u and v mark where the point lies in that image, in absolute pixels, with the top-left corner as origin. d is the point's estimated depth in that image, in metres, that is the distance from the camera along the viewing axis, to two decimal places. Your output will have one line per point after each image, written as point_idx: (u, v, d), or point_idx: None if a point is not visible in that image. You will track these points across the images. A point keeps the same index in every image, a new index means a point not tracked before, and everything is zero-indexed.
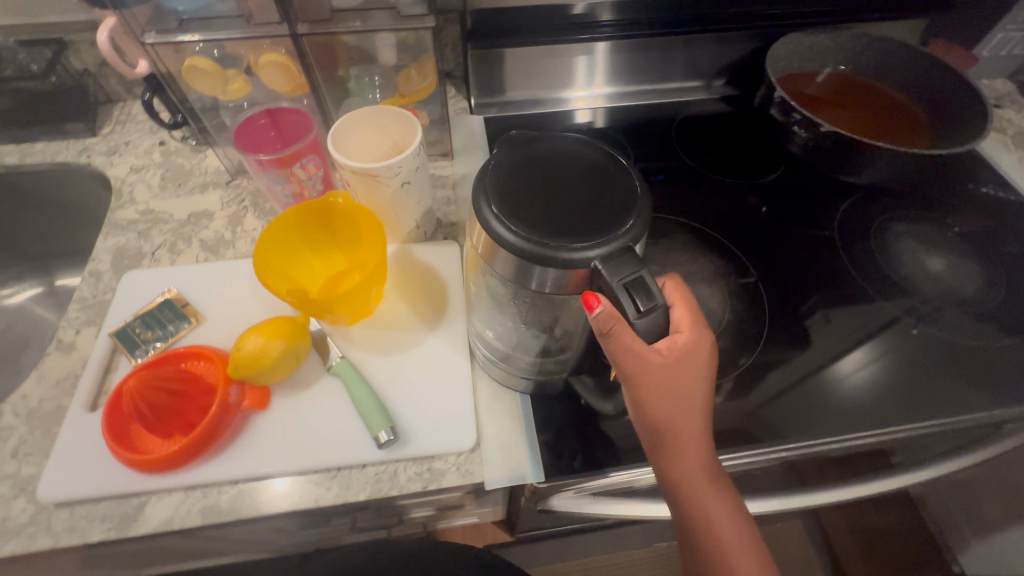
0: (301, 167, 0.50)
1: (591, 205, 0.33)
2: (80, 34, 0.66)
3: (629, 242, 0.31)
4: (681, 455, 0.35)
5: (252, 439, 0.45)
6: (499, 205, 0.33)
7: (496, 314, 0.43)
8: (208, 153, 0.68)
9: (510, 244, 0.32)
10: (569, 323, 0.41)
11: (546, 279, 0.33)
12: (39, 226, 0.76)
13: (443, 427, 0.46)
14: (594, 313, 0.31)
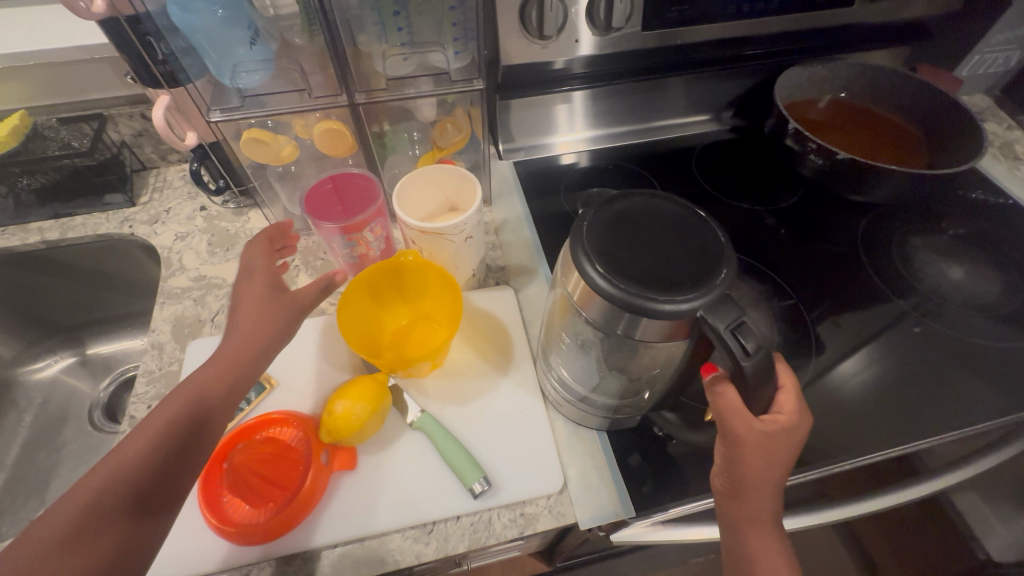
0: (368, 231, 0.53)
1: (682, 259, 0.36)
2: (120, 109, 0.68)
3: (726, 290, 0.34)
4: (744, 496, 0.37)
5: (347, 500, 0.46)
6: (599, 265, 0.35)
7: (580, 360, 0.46)
8: (250, 215, 0.69)
9: (616, 298, 0.34)
10: (650, 369, 0.42)
11: (646, 329, 0.35)
12: (74, 298, 0.76)
13: (530, 471, 0.47)
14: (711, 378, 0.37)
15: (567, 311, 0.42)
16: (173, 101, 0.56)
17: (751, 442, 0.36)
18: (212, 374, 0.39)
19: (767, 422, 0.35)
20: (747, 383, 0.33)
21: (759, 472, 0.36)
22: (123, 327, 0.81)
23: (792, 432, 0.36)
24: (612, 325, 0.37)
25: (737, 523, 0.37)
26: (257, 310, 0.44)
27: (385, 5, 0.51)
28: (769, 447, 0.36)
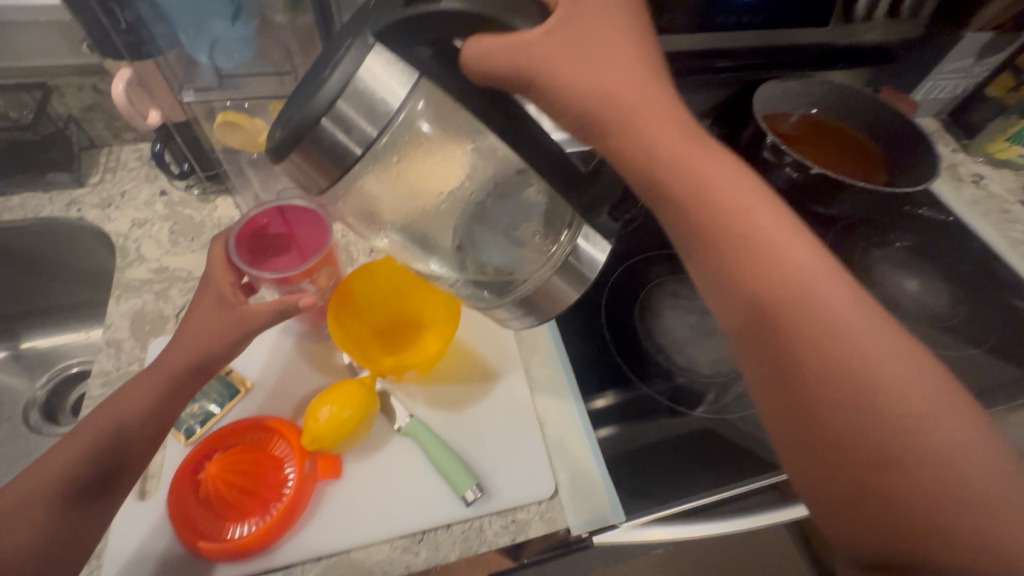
0: (309, 282, 0.48)
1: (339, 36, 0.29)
2: (68, 78, 0.60)
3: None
4: (696, 228, 0.31)
5: (331, 510, 0.44)
6: (282, 129, 0.28)
7: (455, 253, 0.37)
8: (219, 202, 0.64)
9: (310, 109, 0.27)
10: (515, 200, 0.35)
11: (373, 73, 0.27)
12: (7, 285, 0.68)
13: (522, 478, 0.47)
14: (480, 57, 0.28)
15: (358, 203, 0.34)
16: (135, 75, 0.51)
17: (577, 83, 0.29)
18: (131, 400, 0.39)
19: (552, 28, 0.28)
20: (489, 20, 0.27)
21: (765, 254, 0.30)
22: (63, 319, 0.73)
23: (643, 77, 0.30)
24: (372, 121, 0.28)
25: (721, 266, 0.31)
26: (205, 319, 0.43)
27: None
28: (668, 155, 0.31)
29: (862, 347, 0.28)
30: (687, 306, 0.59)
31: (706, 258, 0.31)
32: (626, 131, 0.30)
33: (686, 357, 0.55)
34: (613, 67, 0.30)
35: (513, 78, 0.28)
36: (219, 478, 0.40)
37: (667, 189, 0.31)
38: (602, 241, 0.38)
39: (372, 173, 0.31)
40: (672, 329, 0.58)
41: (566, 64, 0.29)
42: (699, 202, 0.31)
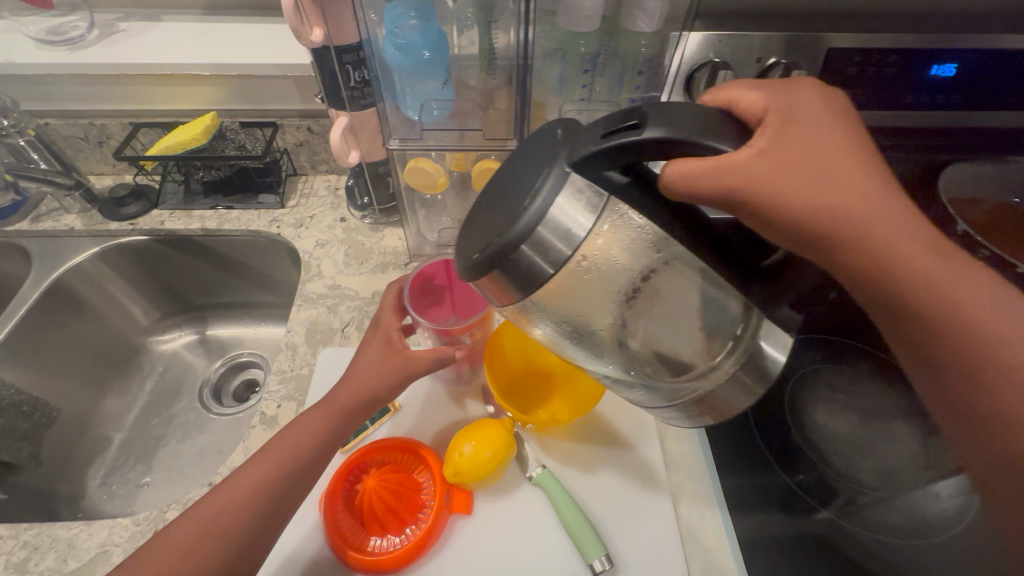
0: (467, 335, 0.50)
1: (526, 166, 0.32)
2: (292, 120, 0.74)
3: (603, 128, 0.29)
4: (931, 339, 0.31)
5: (459, 547, 0.45)
6: (478, 252, 0.32)
7: (623, 354, 0.36)
8: (386, 233, 0.72)
9: (511, 237, 0.30)
10: (684, 302, 0.34)
11: (562, 203, 0.30)
12: (209, 281, 0.82)
13: (651, 558, 0.44)
14: (688, 176, 0.28)
15: (530, 310, 0.35)
16: (349, 122, 0.60)
17: (797, 209, 0.29)
18: (292, 440, 0.42)
19: (761, 148, 0.28)
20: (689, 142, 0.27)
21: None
22: (242, 315, 0.85)
23: (885, 202, 0.30)
24: (568, 242, 0.30)
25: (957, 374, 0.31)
26: (372, 364, 0.46)
27: (574, 58, 0.52)
28: (920, 280, 0.30)
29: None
30: (848, 403, 0.53)
31: (940, 364, 0.32)
32: (871, 261, 0.30)
33: (848, 461, 0.49)
34: (855, 192, 0.29)
35: (725, 206, 0.28)
36: (374, 495, 0.43)
37: (917, 319, 0.31)
38: (784, 342, 0.33)
39: (551, 287, 0.32)
40: (830, 426, 0.51)
41: (796, 192, 0.29)
42: (958, 330, 0.31)
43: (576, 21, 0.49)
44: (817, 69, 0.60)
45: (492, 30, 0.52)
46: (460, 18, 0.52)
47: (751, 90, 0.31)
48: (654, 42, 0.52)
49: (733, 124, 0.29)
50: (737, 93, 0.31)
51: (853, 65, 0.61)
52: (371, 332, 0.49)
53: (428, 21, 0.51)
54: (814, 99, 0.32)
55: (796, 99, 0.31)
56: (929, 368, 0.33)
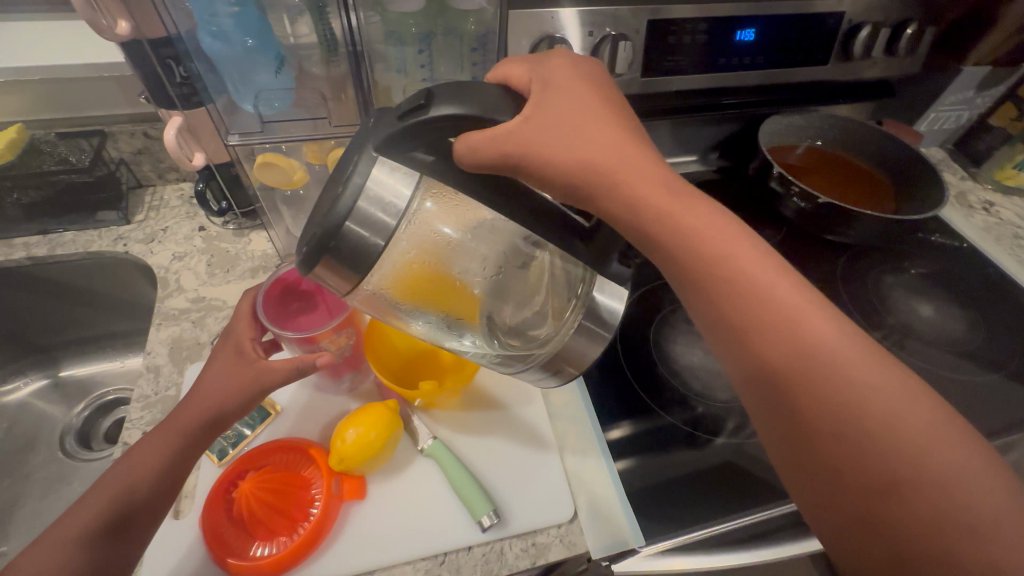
0: (329, 342, 0.50)
1: (342, 156, 0.34)
2: (122, 126, 0.67)
3: (400, 110, 0.31)
4: (690, 273, 0.35)
5: (355, 531, 0.45)
6: (306, 246, 0.33)
7: (484, 325, 0.41)
8: (252, 237, 0.69)
9: (331, 220, 0.31)
10: (523, 272, 0.40)
11: (380, 178, 0.32)
12: (54, 316, 0.73)
13: (541, 500, 0.48)
14: (482, 144, 0.31)
15: (384, 298, 0.38)
16: (185, 122, 0.56)
17: (566, 163, 0.34)
18: (148, 454, 0.40)
19: (526, 115, 0.32)
20: (480, 111, 0.30)
21: (758, 291, 0.33)
22: (101, 349, 0.77)
23: (627, 147, 0.35)
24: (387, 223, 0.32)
25: (714, 308, 0.34)
26: (228, 369, 0.44)
27: (410, 39, 0.53)
28: (655, 210, 0.34)
29: (843, 364, 0.31)
30: (701, 332, 0.60)
31: (700, 300, 0.35)
32: (613, 197, 0.34)
33: (701, 382, 0.56)
34: (597, 145, 0.34)
35: (506, 168, 0.32)
36: (253, 497, 0.42)
37: (676, 257, 0.35)
38: (612, 288, 0.40)
39: (397, 269, 0.36)
40: (687, 354, 0.58)
41: (557, 147, 0.33)
42: (692, 250, 0.34)
43: (407, 2, 0.50)
44: (642, 40, 0.66)
45: (324, 16, 0.51)
46: (287, 5, 0.50)
47: (516, 68, 0.37)
48: (481, 20, 0.54)
49: (506, 99, 0.33)
50: (509, 71, 0.37)
51: (672, 34, 0.68)
52: (224, 340, 0.48)
53: (246, 6, 0.49)
54: (568, 66, 0.38)
55: (552, 70, 0.37)
56: (695, 308, 0.35)
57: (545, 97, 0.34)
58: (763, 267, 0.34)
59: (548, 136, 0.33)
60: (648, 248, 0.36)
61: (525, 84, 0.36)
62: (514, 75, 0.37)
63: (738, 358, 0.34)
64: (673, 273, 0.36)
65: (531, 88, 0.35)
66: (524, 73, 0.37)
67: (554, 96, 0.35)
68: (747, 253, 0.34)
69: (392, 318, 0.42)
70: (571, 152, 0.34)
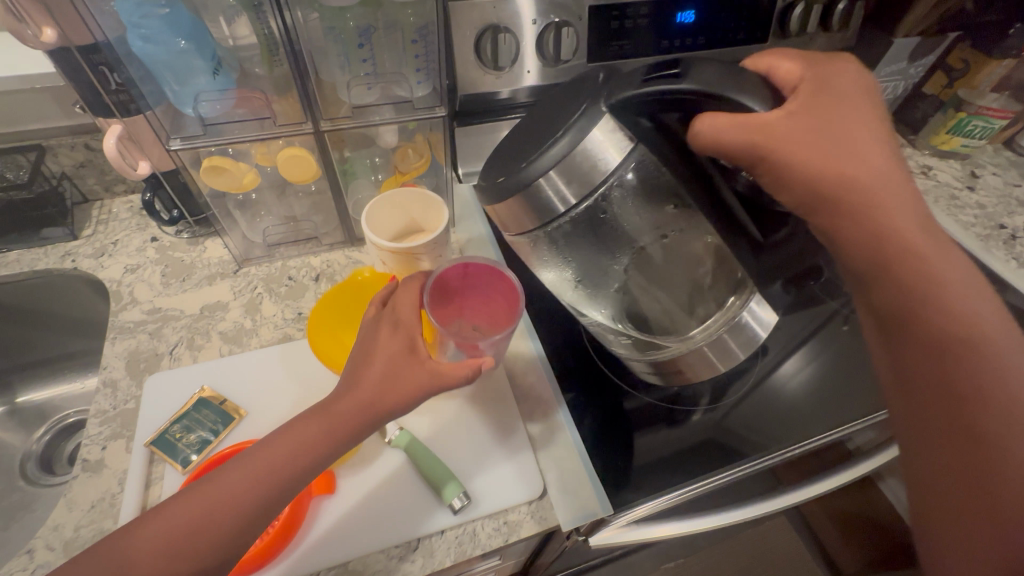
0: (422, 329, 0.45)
1: (565, 101, 0.35)
2: (62, 140, 0.65)
3: (654, 77, 0.33)
4: (894, 278, 0.36)
5: (326, 523, 0.45)
6: (504, 177, 0.35)
7: (622, 298, 0.43)
8: (208, 244, 0.68)
9: (528, 174, 0.34)
10: (686, 266, 0.42)
11: (599, 138, 0.33)
12: (7, 341, 0.70)
13: (509, 478, 0.49)
14: (711, 127, 0.33)
15: (545, 251, 0.41)
16: (125, 130, 0.56)
17: (824, 169, 0.34)
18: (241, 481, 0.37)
19: (789, 112, 0.33)
20: (735, 93, 0.32)
21: (995, 361, 0.36)
22: (60, 370, 0.75)
23: (897, 180, 0.35)
24: (527, 193, 0.34)
25: (903, 307, 0.37)
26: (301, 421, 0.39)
27: (347, 34, 0.53)
28: (890, 224, 0.35)
29: (1012, 376, 0.36)
30: None
31: (885, 296, 0.37)
32: (865, 223, 0.35)
33: None
34: (862, 155, 0.34)
35: (742, 155, 0.33)
36: None
37: (889, 266, 0.36)
38: (766, 304, 0.42)
39: (568, 235, 0.38)
40: None
41: (812, 153, 0.34)
42: (923, 289, 0.36)
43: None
44: (585, 26, 0.65)
45: (260, 15, 0.50)
46: (223, 7, 0.49)
47: (787, 60, 0.37)
48: (420, 11, 0.54)
49: (770, 91, 0.34)
50: (777, 62, 0.37)
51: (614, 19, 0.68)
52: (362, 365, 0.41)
53: (177, 7, 0.48)
54: (851, 72, 0.37)
55: (830, 70, 0.36)
56: (877, 301, 0.38)
57: (818, 96, 0.35)
58: (962, 287, 0.37)
59: (798, 130, 0.33)
60: (850, 248, 0.37)
61: (794, 76, 0.36)
62: (779, 65, 0.37)
63: (918, 347, 0.37)
64: (859, 271, 0.37)
65: (804, 82, 0.36)
66: (795, 65, 0.37)
67: (831, 100, 0.35)
68: (953, 269, 0.36)
69: (533, 266, 0.44)
70: (820, 154, 0.34)
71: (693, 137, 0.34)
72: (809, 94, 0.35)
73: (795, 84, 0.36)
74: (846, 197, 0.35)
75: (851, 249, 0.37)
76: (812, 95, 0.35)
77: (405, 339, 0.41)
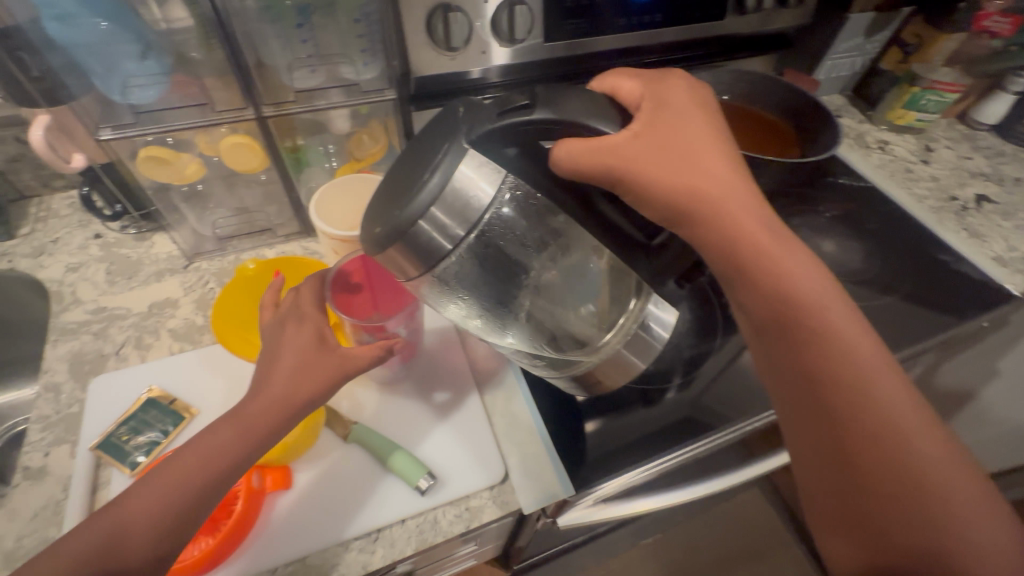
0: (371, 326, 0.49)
1: (431, 139, 0.34)
2: None
3: (503, 110, 0.33)
4: (753, 281, 0.35)
5: (281, 519, 0.44)
6: (380, 226, 0.33)
7: (531, 325, 0.41)
8: (155, 239, 0.65)
9: (405, 216, 0.32)
10: (583, 285, 0.40)
11: (467, 174, 0.32)
12: None
13: (470, 463, 0.49)
14: (570, 155, 0.33)
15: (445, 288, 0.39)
16: (53, 121, 0.52)
17: (672, 180, 0.34)
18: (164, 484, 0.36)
19: (635, 132, 0.34)
20: (579, 117, 0.33)
21: (856, 359, 0.34)
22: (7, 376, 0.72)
23: (735, 184, 0.35)
24: (406, 230, 0.33)
25: (766, 312, 0.35)
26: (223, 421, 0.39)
27: (286, 14, 0.51)
28: (736, 228, 0.34)
29: (880, 377, 0.34)
30: None
31: (749, 300, 0.35)
32: (712, 230, 0.34)
33: None
34: (698, 165, 0.34)
35: (600, 177, 0.33)
36: None
37: (745, 272, 0.35)
38: (665, 303, 0.41)
39: (467, 265, 0.36)
40: None
41: (655, 167, 0.34)
42: (779, 289, 0.34)
43: None
44: (539, 4, 0.64)
45: None
46: None
47: (627, 80, 0.38)
48: None
49: (615, 114, 0.35)
50: (619, 82, 0.38)
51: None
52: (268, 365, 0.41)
53: None
54: (683, 87, 0.38)
55: (665, 85, 0.37)
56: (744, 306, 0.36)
57: (653, 111, 0.35)
58: (819, 284, 0.35)
59: (636, 142, 0.33)
60: (711, 256, 0.36)
61: (634, 91, 0.37)
62: (621, 83, 0.38)
63: (785, 353, 0.35)
64: (726, 277, 0.36)
65: (645, 96, 0.36)
66: (635, 82, 0.38)
67: (666, 111, 0.35)
68: (804, 267, 0.35)
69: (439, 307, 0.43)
70: (656, 164, 0.34)
71: (557, 164, 0.34)
72: (648, 109, 0.36)
73: (637, 101, 0.37)
74: (691, 204, 0.34)
75: (712, 257, 0.36)
76: (651, 109, 0.36)
77: (313, 331, 0.42)
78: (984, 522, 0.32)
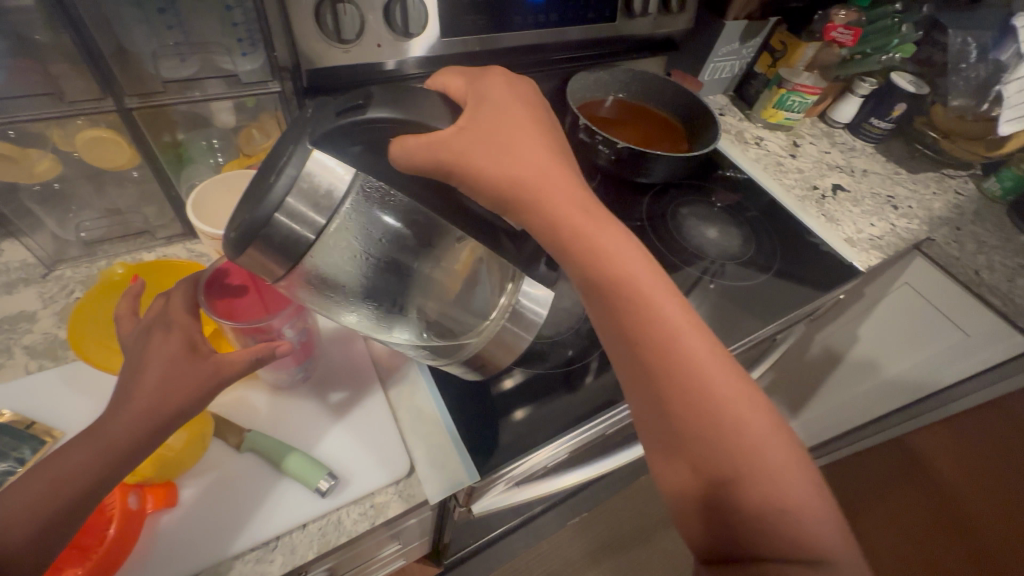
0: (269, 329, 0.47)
1: (277, 150, 0.35)
2: None
3: (342, 110, 0.35)
4: (573, 251, 0.37)
5: (166, 540, 0.42)
6: (235, 230, 0.34)
7: (415, 316, 0.43)
8: (6, 246, 0.58)
9: (260, 212, 0.32)
10: (453, 271, 0.42)
11: (320, 168, 0.33)
12: None
13: (374, 460, 0.48)
14: (410, 150, 0.35)
15: (322, 284, 0.39)
16: None
17: (501, 168, 0.37)
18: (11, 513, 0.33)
19: (461, 126, 0.36)
20: (414, 116, 0.35)
21: (666, 317, 0.36)
22: None
23: (554, 170, 0.38)
24: (264, 226, 0.33)
25: (589, 280, 0.37)
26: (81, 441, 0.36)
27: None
28: (557, 206, 0.37)
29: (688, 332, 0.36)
30: None
31: (575, 269, 0.38)
32: (538, 210, 0.37)
33: None
34: (520, 154, 0.38)
35: (435, 170, 0.36)
36: None
37: (567, 242, 0.37)
38: (537, 281, 0.43)
39: (337, 258, 0.38)
40: None
41: (481, 158, 0.36)
42: (596, 256, 0.37)
43: None
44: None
45: None
46: None
47: (453, 84, 0.41)
48: None
49: (447, 109, 0.38)
50: (446, 84, 0.41)
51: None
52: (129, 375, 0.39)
53: None
54: (502, 85, 0.42)
55: (487, 87, 0.41)
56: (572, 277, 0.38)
57: (477, 109, 0.39)
58: (632, 252, 0.38)
59: (461, 135, 0.36)
60: (541, 233, 0.38)
61: (462, 94, 0.40)
62: (450, 88, 0.41)
63: (608, 318, 0.37)
64: (556, 252, 0.38)
65: (473, 98, 0.40)
66: (462, 85, 0.41)
67: (489, 109, 0.39)
68: (619, 238, 0.38)
69: (329, 312, 0.43)
70: (480, 153, 0.36)
71: (394, 159, 0.36)
72: (473, 107, 0.39)
73: (466, 102, 0.40)
74: (516, 187, 0.37)
75: (542, 234, 0.38)
76: (477, 108, 0.39)
77: (180, 338, 0.40)
78: (790, 466, 0.35)
